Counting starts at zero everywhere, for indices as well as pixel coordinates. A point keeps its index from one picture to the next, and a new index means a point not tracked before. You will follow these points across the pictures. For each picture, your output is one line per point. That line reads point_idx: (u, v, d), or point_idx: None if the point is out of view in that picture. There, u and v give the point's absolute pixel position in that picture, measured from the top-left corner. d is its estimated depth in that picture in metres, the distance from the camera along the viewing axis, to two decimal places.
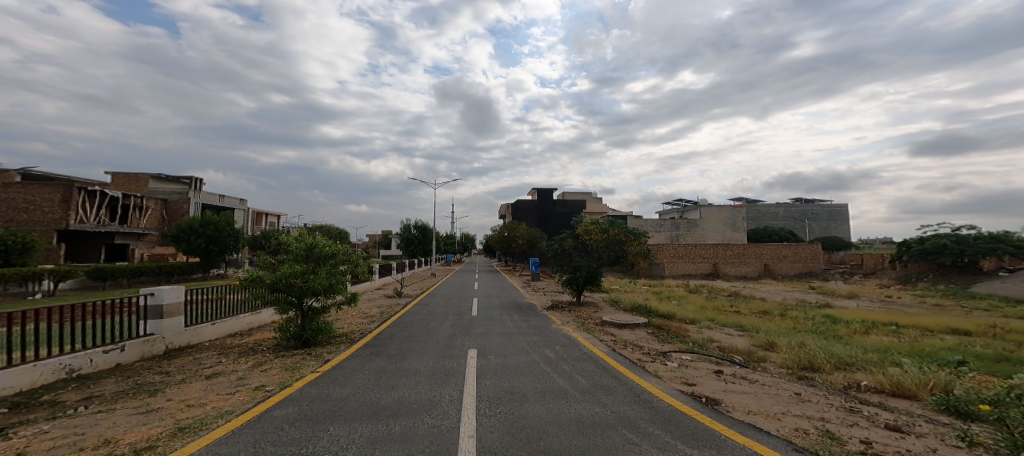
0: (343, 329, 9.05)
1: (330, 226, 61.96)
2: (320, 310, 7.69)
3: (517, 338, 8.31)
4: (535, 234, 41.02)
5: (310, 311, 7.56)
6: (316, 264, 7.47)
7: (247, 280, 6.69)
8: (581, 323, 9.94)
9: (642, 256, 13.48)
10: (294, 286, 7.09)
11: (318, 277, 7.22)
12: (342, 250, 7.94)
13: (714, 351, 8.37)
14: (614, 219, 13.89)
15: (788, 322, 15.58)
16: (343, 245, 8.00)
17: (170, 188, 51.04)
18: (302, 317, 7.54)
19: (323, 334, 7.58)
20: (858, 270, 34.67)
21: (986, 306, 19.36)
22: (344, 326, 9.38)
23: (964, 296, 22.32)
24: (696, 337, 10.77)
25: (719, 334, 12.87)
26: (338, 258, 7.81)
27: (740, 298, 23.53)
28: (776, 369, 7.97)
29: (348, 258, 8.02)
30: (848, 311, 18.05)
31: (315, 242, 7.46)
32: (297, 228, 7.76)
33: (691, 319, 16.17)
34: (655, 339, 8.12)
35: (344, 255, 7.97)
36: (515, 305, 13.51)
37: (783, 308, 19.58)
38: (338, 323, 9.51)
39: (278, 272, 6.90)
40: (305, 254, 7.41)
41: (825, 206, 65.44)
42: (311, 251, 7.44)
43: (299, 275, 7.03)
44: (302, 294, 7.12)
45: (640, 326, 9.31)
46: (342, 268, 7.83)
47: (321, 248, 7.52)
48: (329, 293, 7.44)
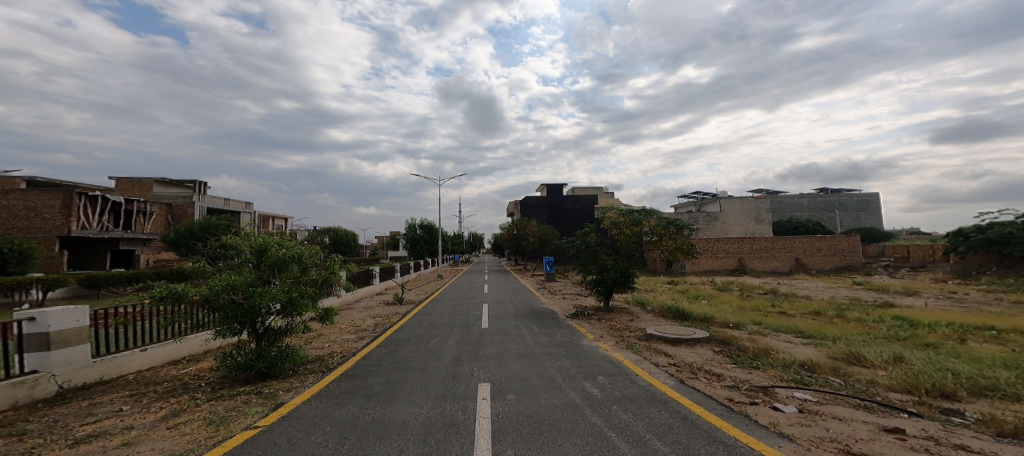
0: (317, 351, 7.12)
1: (337, 229, 60.66)
2: (282, 330, 5.72)
3: (542, 363, 6.24)
4: (546, 231, 39.04)
5: (267, 332, 5.56)
6: (274, 275, 5.49)
7: (157, 299, 4.54)
8: (619, 337, 7.79)
9: (685, 253, 11.09)
10: (238, 305, 5.05)
11: (270, 291, 5.17)
12: (311, 253, 5.96)
13: (811, 373, 6.15)
14: (649, 209, 11.58)
15: (855, 326, 13.38)
16: (313, 247, 6.05)
17: (174, 193, 50.01)
18: (255, 342, 5.55)
19: (284, 365, 5.58)
20: (904, 264, 32.06)
21: None
22: (324, 347, 7.50)
23: None
24: (760, 348, 8.61)
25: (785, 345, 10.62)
26: (306, 265, 5.82)
27: (781, 297, 21.22)
28: (902, 399, 5.90)
29: (321, 265, 6.06)
30: (918, 312, 15.67)
31: (266, 243, 5.40)
32: (246, 225, 5.76)
33: (735, 323, 14.05)
34: (730, 361, 5.95)
35: (315, 260, 5.99)
36: (533, 312, 11.49)
37: (836, 307, 17.31)
38: (315, 343, 7.62)
39: (209, 285, 4.84)
40: (257, 260, 5.41)
41: (853, 196, 62.30)
42: (264, 256, 5.40)
43: (239, 288, 4.98)
44: (250, 315, 5.07)
45: (701, 341, 7.06)
46: (312, 276, 5.86)
47: (274, 250, 5.45)
48: (293, 311, 5.46)
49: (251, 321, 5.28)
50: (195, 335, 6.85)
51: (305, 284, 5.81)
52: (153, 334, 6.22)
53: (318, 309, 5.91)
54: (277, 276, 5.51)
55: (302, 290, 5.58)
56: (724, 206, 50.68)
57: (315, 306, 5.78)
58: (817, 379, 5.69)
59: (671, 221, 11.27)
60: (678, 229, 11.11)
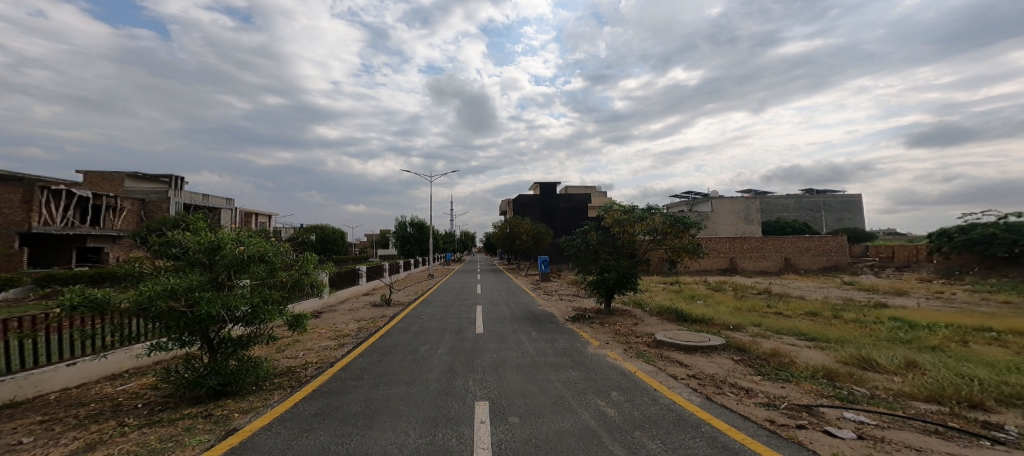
0: (289, 361, 6.32)
1: (324, 227, 58.93)
2: (243, 340, 4.92)
3: (547, 377, 5.56)
4: (539, 229, 38.45)
5: (223, 343, 4.77)
6: (234, 279, 4.70)
7: (70, 310, 3.70)
8: (626, 344, 7.20)
9: (690, 253, 10.50)
10: (182, 314, 4.25)
11: (225, 297, 4.37)
12: (279, 253, 5.17)
13: (842, 384, 5.63)
14: (653, 206, 11.01)
15: (856, 328, 13.06)
16: (282, 246, 5.26)
17: (148, 188, 47.80)
18: (208, 355, 4.75)
19: (244, 381, 4.78)
20: (890, 264, 32.48)
21: None
22: (297, 356, 6.70)
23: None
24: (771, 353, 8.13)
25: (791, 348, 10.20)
26: (273, 266, 5.06)
27: (775, 297, 21.01)
28: (935, 412, 5.39)
29: (291, 267, 5.29)
30: (915, 313, 15.53)
31: (220, 241, 4.57)
32: (200, 219, 4.91)
33: (734, 325, 13.65)
34: (754, 373, 5.36)
35: (284, 260, 5.20)
36: (529, 315, 10.84)
37: (833, 308, 17.08)
38: (288, 352, 6.81)
39: (143, 291, 4.03)
40: (211, 262, 4.60)
41: (837, 197, 63.41)
42: (219, 256, 4.59)
43: (182, 295, 4.17)
44: (200, 325, 4.27)
45: (717, 349, 6.50)
46: (279, 279, 5.09)
47: (230, 249, 4.62)
48: (254, 320, 4.68)
49: (202, 331, 4.49)
50: (134, 346, 6.02)
51: (271, 288, 5.03)
52: (83, 346, 5.39)
53: (286, 315, 5.13)
54: (237, 278, 4.73)
55: (268, 295, 4.81)
56: (714, 206, 50.99)
57: (283, 313, 4.99)
58: (852, 392, 5.15)
59: (677, 218, 10.63)
60: (684, 228, 10.54)
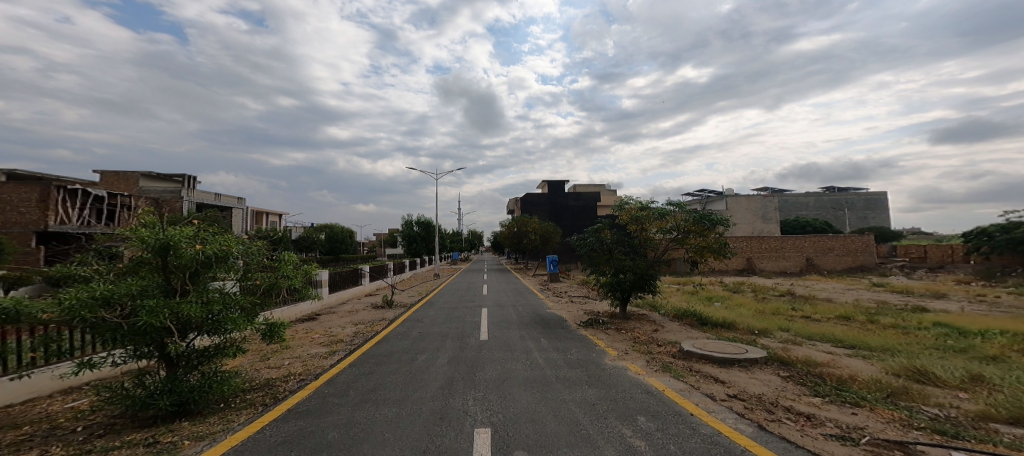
0: (270, 373, 5.73)
1: (335, 226, 58.90)
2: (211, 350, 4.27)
3: (559, 396, 4.78)
4: (548, 228, 37.58)
5: (188, 355, 4.12)
6: (218, 283, 4.17)
7: None
8: (649, 355, 6.37)
9: (716, 253, 9.51)
10: (119, 326, 3.59)
11: (179, 305, 3.67)
12: (250, 251, 4.49)
13: (911, 405, 4.77)
14: (675, 201, 10.07)
15: (895, 334, 11.97)
16: (254, 244, 4.57)
17: (162, 188, 48.23)
18: (165, 369, 4.07)
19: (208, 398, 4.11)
20: (922, 264, 30.86)
21: None
22: (279, 367, 6.12)
23: None
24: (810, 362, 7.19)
25: (825, 356, 9.28)
26: (244, 268, 4.44)
27: (801, 299, 19.82)
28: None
29: (264, 269, 4.63)
30: (958, 318, 14.27)
31: (172, 239, 3.77)
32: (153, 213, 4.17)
33: (760, 330, 12.70)
34: (809, 393, 4.49)
35: (256, 260, 4.54)
36: (538, 319, 10.08)
37: (865, 312, 15.92)
38: (271, 362, 6.27)
39: (70, 297, 3.30)
40: (162, 264, 3.86)
41: (860, 195, 61.12)
42: (170, 256, 3.83)
43: (122, 301, 3.48)
44: (146, 338, 3.63)
45: (758, 362, 5.62)
46: (250, 283, 4.45)
47: (181, 249, 3.80)
48: (217, 330, 3.99)
49: (158, 343, 3.84)
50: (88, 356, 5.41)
51: (242, 293, 4.40)
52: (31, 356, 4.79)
53: (259, 324, 4.49)
54: (198, 282, 4.06)
55: (234, 302, 4.16)
56: (731, 204, 49.47)
57: (253, 322, 4.33)
58: (936, 419, 4.24)
59: (703, 214, 9.63)
60: (709, 225, 9.55)
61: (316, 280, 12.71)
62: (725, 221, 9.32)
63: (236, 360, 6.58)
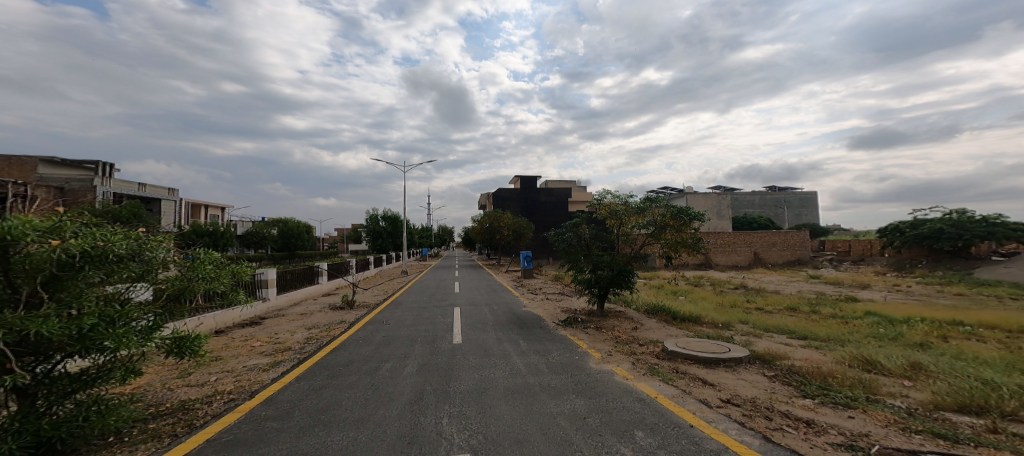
0: (187, 393, 5.37)
1: (290, 220, 55.58)
2: (80, 377, 3.70)
3: (546, 409, 4.38)
4: (521, 224, 37.31)
5: (56, 381, 3.58)
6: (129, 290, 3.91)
7: None
8: (634, 357, 6.13)
9: (692, 248, 9.48)
10: None
11: (34, 326, 3.04)
12: (140, 246, 3.92)
13: (885, 392, 4.84)
14: (652, 195, 9.99)
15: (835, 323, 12.63)
16: (152, 238, 4.08)
17: (86, 178, 43.35)
18: (24, 400, 3.46)
19: (83, 434, 3.60)
20: (846, 257, 33.76)
21: (1007, 294, 17.88)
22: (198, 386, 5.73)
23: (968, 284, 20.85)
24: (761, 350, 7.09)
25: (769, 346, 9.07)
26: (143, 270, 4.03)
27: (753, 292, 20.76)
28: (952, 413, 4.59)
29: (167, 270, 4.31)
30: (885, 306, 15.53)
31: (14, 232, 3.17)
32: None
33: (722, 323, 13.07)
34: (799, 395, 4.36)
35: (155, 260, 4.12)
36: (515, 319, 9.61)
37: (808, 303, 16.85)
38: (191, 380, 6.01)
39: None
40: (3, 267, 3.18)
41: (794, 193, 65.92)
42: (18, 256, 3.24)
43: None
44: None
45: (745, 362, 5.47)
46: (152, 289, 4.18)
47: (32, 250, 3.23)
48: (92, 348, 3.39)
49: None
50: None
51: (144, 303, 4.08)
52: None
53: (165, 339, 4.13)
54: (69, 286, 3.49)
55: (122, 312, 3.64)
56: (689, 201, 51.54)
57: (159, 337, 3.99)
58: (927, 416, 4.19)
59: (681, 209, 9.57)
60: (685, 220, 9.50)
61: (261, 279, 11.66)
62: (701, 215, 9.31)
63: (145, 380, 6.21)
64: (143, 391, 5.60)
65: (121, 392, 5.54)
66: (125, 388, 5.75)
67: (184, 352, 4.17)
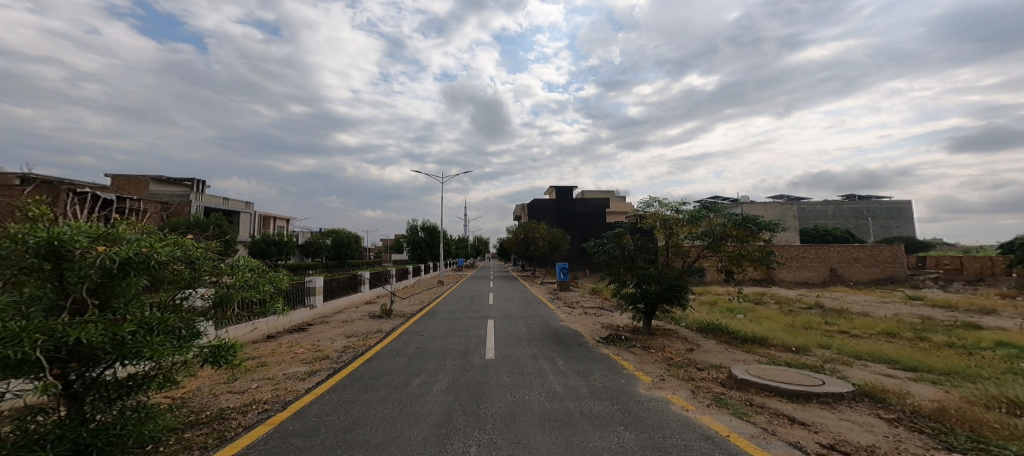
0: (229, 401, 4.95)
1: (342, 231, 58.31)
2: (122, 383, 3.29)
3: (587, 442, 3.67)
4: (556, 235, 36.50)
5: (104, 386, 3.19)
6: (182, 297, 3.79)
7: None
8: (694, 384, 5.22)
9: (758, 263, 8.25)
10: None
11: (80, 330, 2.66)
12: (186, 253, 3.71)
13: None
14: (709, 203, 8.85)
15: (953, 354, 10.60)
16: (197, 246, 3.87)
17: (171, 192, 47.95)
18: (67, 418, 2.98)
19: (119, 446, 3.12)
20: (958, 277, 29.24)
21: None
22: (243, 392, 5.30)
23: None
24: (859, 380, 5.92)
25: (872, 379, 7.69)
26: (189, 278, 3.81)
27: (833, 312, 18.36)
28: None
29: (212, 280, 4.08)
30: (1016, 336, 12.92)
31: (60, 235, 2.94)
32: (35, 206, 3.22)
33: (797, 346, 11.45)
34: (941, 448, 3.29)
35: (201, 267, 3.90)
36: (551, 334, 8.96)
37: (907, 328, 14.49)
38: (235, 386, 5.47)
39: None
40: (53, 270, 2.99)
41: (883, 203, 58.94)
42: (68, 263, 3.02)
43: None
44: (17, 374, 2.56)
45: (850, 394, 4.36)
46: (197, 297, 3.95)
47: (78, 254, 3.01)
48: (130, 357, 2.94)
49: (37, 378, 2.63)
50: None
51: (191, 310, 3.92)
52: None
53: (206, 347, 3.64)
54: (118, 294, 3.26)
55: (163, 319, 3.20)
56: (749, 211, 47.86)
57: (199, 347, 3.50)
58: None
59: (742, 217, 8.42)
60: (752, 231, 8.26)
61: (310, 286, 11.81)
62: (772, 226, 8.04)
63: (194, 383, 5.73)
64: (193, 395, 5.14)
65: (173, 396, 5.06)
66: (177, 392, 5.25)
67: (223, 360, 3.62)
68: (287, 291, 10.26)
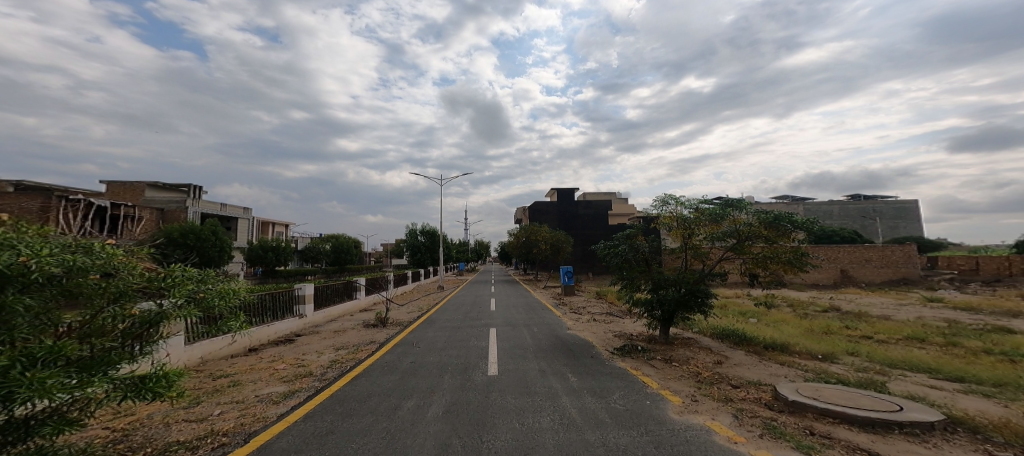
0: (181, 433, 4.15)
1: (343, 236, 57.48)
2: (8, 425, 2.30)
3: None
4: (560, 237, 35.68)
5: None
6: (110, 316, 2.68)
7: None
8: (734, 407, 4.40)
9: (790, 266, 7.40)
10: None
11: None
12: (101, 261, 2.61)
13: None
14: (733, 199, 8.02)
15: (992, 361, 9.82)
16: (117, 252, 2.75)
17: (167, 197, 47.00)
18: None
19: None
20: (972, 277, 28.46)
21: None
22: (202, 421, 4.51)
23: None
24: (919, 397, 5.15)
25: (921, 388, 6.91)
26: (112, 294, 2.70)
27: (849, 315, 17.58)
28: None
29: (148, 295, 2.95)
30: None
31: None
32: None
33: (821, 353, 10.68)
34: None
35: (130, 275, 2.79)
36: (560, 344, 8.15)
37: (933, 332, 13.70)
38: (193, 415, 4.67)
39: None
40: None
41: (889, 203, 58.30)
42: None
43: None
44: None
45: (935, 421, 3.57)
46: (126, 317, 2.76)
47: None
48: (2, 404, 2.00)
49: None
50: None
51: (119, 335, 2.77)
52: None
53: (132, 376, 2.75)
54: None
55: (62, 345, 2.29)
56: None
57: (123, 377, 2.65)
58: None
59: (770, 214, 7.61)
60: (784, 230, 7.40)
61: (299, 294, 11.05)
62: (806, 224, 7.19)
63: (147, 410, 4.93)
64: (139, 425, 4.36)
65: (115, 427, 4.30)
66: (121, 420, 4.50)
67: (146, 394, 2.71)
68: (262, 302, 9.47)
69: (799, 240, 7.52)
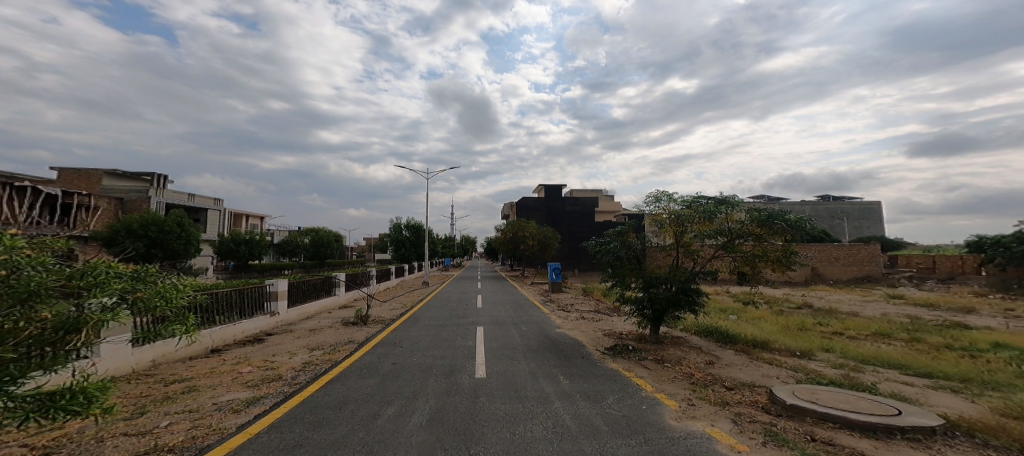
0: (119, 451, 3.75)
1: (322, 230, 55.84)
2: None
3: None
4: (546, 233, 35.65)
5: None
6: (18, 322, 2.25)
7: None
8: (733, 412, 4.32)
9: (779, 265, 7.50)
10: None
11: None
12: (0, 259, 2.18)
13: None
14: (726, 197, 8.07)
15: (959, 357, 10.26)
16: (27, 249, 2.34)
17: (129, 187, 44.37)
18: None
19: None
20: (932, 276, 30.02)
21: None
22: (145, 435, 4.13)
23: None
24: (907, 398, 5.24)
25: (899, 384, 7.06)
26: (17, 296, 2.21)
27: (823, 312, 18.21)
28: None
29: (69, 296, 2.49)
30: (1009, 336, 12.83)
31: None
32: None
33: (801, 350, 10.93)
34: None
35: (46, 275, 2.34)
36: (549, 344, 7.97)
37: (902, 329, 14.29)
38: (133, 428, 4.26)
39: None
40: None
41: (856, 204, 61.04)
42: None
43: None
44: None
45: (940, 428, 3.55)
46: (33, 324, 2.31)
47: None
48: None
49: None
50: None
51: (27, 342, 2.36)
52: None
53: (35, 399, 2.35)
54: None
55: None
56: None
57: (19, 399, 2.28)
58: None
59: (761, 212, 7.70)
60: (777, 228, 7.46)
61: (271, 291, 10.48)
62: (797, 224, 7.28)
63: (81, 423, 4.48)
64: (67, 442, 3.92)
65: (38, 443, 3.86)
66: (45, 436, 4.04)
67: (55, 415, 2.32)
68: (228, 298, 8.90)
69: (789, 239, 7.58)
